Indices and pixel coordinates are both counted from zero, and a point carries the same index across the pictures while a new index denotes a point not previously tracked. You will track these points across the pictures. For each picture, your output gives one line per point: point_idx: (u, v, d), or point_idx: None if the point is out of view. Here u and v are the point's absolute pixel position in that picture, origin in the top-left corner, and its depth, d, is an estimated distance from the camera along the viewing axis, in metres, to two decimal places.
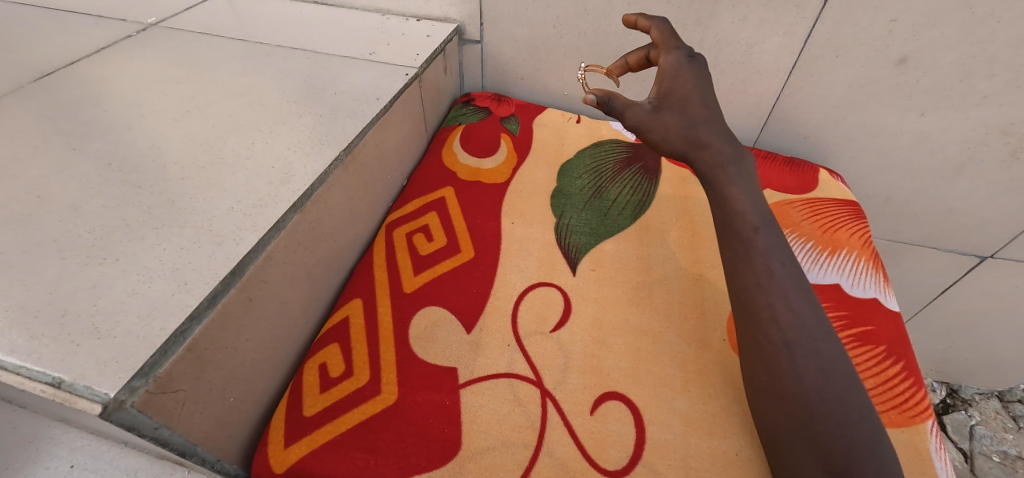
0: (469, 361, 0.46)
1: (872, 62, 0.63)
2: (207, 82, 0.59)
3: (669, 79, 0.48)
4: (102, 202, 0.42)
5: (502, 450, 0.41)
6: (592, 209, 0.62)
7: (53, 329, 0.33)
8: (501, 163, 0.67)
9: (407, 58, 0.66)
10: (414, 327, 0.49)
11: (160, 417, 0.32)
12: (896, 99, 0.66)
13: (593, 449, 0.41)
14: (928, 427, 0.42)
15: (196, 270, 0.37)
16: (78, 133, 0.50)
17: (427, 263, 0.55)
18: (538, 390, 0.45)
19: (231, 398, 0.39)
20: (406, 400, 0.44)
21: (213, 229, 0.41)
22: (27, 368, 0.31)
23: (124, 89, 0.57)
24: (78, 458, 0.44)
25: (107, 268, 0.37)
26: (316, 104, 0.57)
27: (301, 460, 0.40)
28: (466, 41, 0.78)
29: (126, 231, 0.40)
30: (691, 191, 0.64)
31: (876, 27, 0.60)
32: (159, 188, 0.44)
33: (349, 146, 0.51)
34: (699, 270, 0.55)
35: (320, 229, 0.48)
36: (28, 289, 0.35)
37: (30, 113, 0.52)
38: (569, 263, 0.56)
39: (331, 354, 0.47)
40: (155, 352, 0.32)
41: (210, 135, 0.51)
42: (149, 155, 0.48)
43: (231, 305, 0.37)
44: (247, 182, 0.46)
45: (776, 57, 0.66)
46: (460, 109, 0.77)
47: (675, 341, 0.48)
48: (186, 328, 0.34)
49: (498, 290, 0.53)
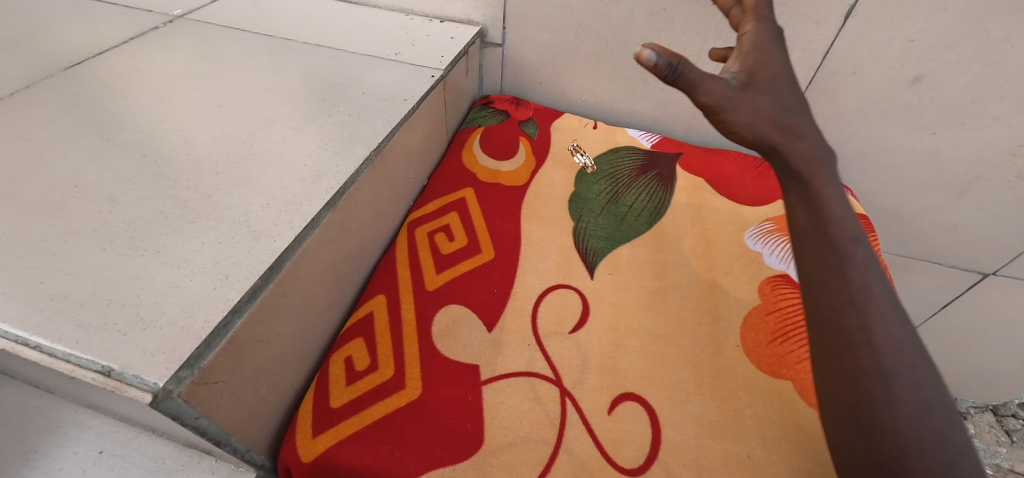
0: (490, 359, 0.48)
1: (886, 80, 0.65)
2: (236, 78, 0.60)
3: (755, 52, 0.39)
4: (139, 194, 0.44)
5: (522, 446, 0.42)
6: (608, 215, 0.63)
7: (99, 317, 0.34)
8: (520, 166, 0.68)
9: (431, 60, 0.67)
10: (436, 324, 0.50)
11: (202, 407, 0.34)
12: (908, 116, 0.67)
13: (610, 447, 0.43)
14: None
15: (235, 265, 0.39)
16: (110, 124, 0.51)
17: (448, 262, 0.56)
18: (557, 389, 0.46)
19: (262, 390, 0.41)
20: (429, 396, 0.45)
21: (249, 224, 0.42)
22: (76, 356, 0.32)
23: (153, 82, 0.58)
24: (106, 444, 0.45)
25: (148, 260, 0.38)
26: (343, 103, 0.58)
27: (328, 450, 0.41)
28: (487, 43, 0.79)
29: (164, 224, 0.41)
30: (740, 208, 0.65)
31: (893, 45, 0.61)
32: (194, 182, 0.45)
33: (378, 146, 0.52)
34: (713, 277, 0.56)
35: (348, 227, 0.49)
36: (72, 278, 0.36)
37: (61, 103, 0.53)
38: (586, 266, 0.57)
39: (356, 347, 0.48)
40: (200, 344, 0.33)
41: (242, 131, 0.52)
42: (182, 149, 0.49)
43: (268, 300, 0.39)
44: (280, 179, 0.47)
45: (793, 71, 0.68)
46: (479, 110, 0.78)
47: (689, 345, 0.50)
48: (228, 321, 0.35)
49: (518, 291, 0.54)
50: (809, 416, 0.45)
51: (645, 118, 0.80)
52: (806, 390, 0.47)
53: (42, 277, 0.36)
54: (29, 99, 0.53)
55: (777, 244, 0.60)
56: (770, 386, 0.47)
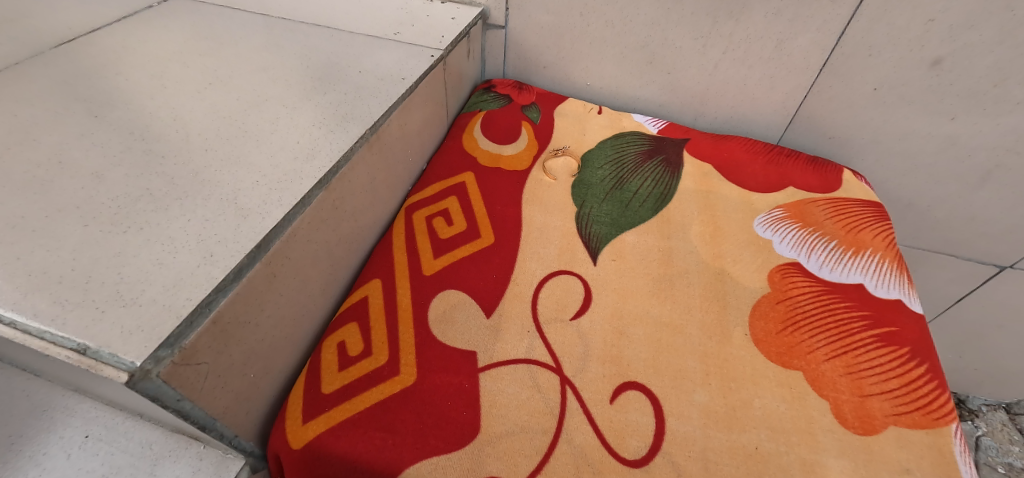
0: (489, 345, 0.46)
1: (905, 63, 0.62)
2: (230, 56, 0.59)
3: None
4: (125, 171, 0.42)
5: (520, 435, 0.40)
6: (613, 200, 0.61)
7: (78, 294, 0.33)
8: (522, 151, 0.67)
9: (432, 40, 0.65)
10: (433, 309, 0.49)
11: (184, 389, 0.32)
12: (926, 101, 0.65)
13: (612, 438, 0.41)
14: (953, 430, 0.42)
15: (222, 243, 0.37)
16: (99, 101, 0.49)
17: (446, 247, 0.54)
18: (557, 377, 0.44)
19: (251, 374, 0.39)
20: (424, 382, 0.43)
21: (238, 202, 0.41)
22: (52, 333, 0.31)
23: (145, 60, 0.57)
24: (92, 429, 0.44)
25: (132, 237, 0.37)
26: (340, 82, 0.56)
27: (319, 436, 0.40)
28: (490, 26, 0.77)
29: (150, 200, 0.40)
30: (749, 194, 0.63)
31: (913, 25, 0.59)
32: (183, 159, 0.44)
33: (374, 125, 0.50)
34: (721, 265, 0.54)
35: (343, 208, 0.47)
36: (51, 253, 0.35)
37: (49, 79, 0.51)
38: (590, 252, 0.55)
39: (350, 332, 0.46)
40: (181, 322, 0.32)
41: (233, 109, 0.50)
42: (172, 126, 0.47)
43: (256, 280, 0.37)
44: (272, 157, 0.45)
45: (807, 54, 0.65)
46: (481, 94, 0.76)
47: (695, 334, 0.48)
48: (212, 300, 0.34)
49: (519, 277, 0.52)
50: (822, 408, 0.43)
51: (652, 104, 0.78)
52: (817, 381, 0.45)
53: (21, 253, 0.35)
54: (17, 75, 0.51)
55: (787, 231, 0.58)
56: (781, 377, 0.45)
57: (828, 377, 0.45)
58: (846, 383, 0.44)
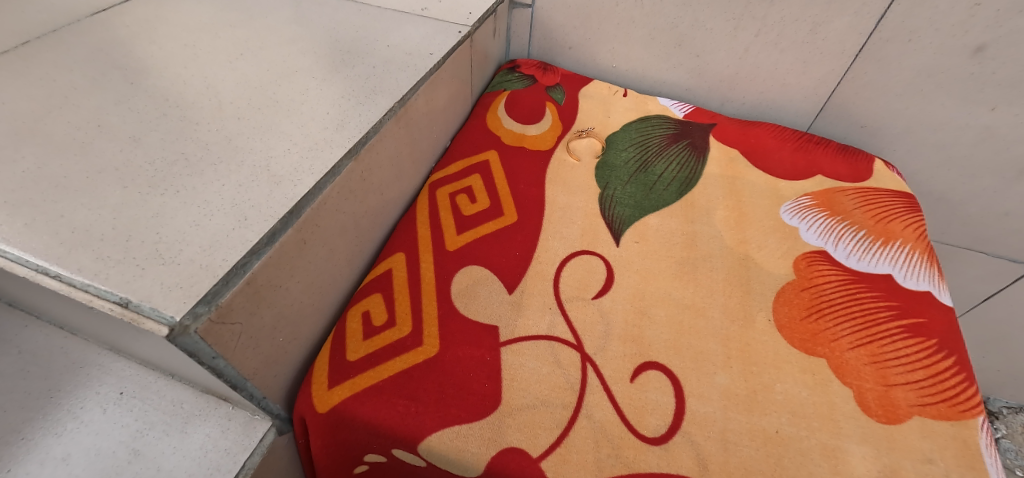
0: (510, 321, 0.47)
1: (946, 49, 0.60)
2: (260, 28, 0.59)
3: None
4: (161, 136, 0.43)
5: (540, 408, 0.41)
6: (637, 183, 0.61)
7: (119, 251, 0.34)
8: (546, 131, 0.66)
9: (459, 16, 0.65)
10: (456, 283, 0.49)
11: (218, 347, 0.33)
12: (966, 90, 0.63)
13: (632, 415, 0.41)
14: (979, 423, 0.41)
15: (255, 208, 0.38)
16: (134, 69, 0.50)
17: (469, 223, 0.54)
18: (578, 354, 0.44)
19: (279, 338, 0.40)
20: (446, 354, 0.44)
21: (270, 169, 0.41)
22: (95, 287, 0.32)
23: (178, 30, 0.57)
24: (126, 386, 0.45)
25: (168, 199, 0.38)
26: (368, 55, 0.56)
27: (344, 401, 0.41)
28: (516, 4, 0.76)
29: (185, 165, 0.41)
30: (776, 181, 0.62)
31: (958, 10, 0.57)
32: (216, 126, 0.45)
33: (402, 98, 0.50)
34: (745, 250, 0.54)
35: (370, 180, 0.48)
36: (93, 212, 0.36)
37: (85, 47, 0.52)
38: (612, 233, 0.55)
39: (374, 303, 0.47)
40: (218, 281, 0.33)
41: (264, 80, 0.51)
42: (205, 94, 0.48)
43: (288, 245, 0.38)
44: (303, 126, 0.46)
45: (843, 38, 0.63)
46: (505, 74, 0.75)
47: (718, 317, 0.48)
48: (246, 262, 0.34)
49: (541, 255, 0.52)
50: (845, 395, 0.43)
51: (678, 88, 0.77)
52: (841, 368, 0.44)
53: (64, 211, 0.36)
54: (54, 42, 0.52)
55: (814, 219, 0.57)
56: (803, 363, 0.45)
57: (852, 365, 0.44)
58: (871, 372, 0.44)
